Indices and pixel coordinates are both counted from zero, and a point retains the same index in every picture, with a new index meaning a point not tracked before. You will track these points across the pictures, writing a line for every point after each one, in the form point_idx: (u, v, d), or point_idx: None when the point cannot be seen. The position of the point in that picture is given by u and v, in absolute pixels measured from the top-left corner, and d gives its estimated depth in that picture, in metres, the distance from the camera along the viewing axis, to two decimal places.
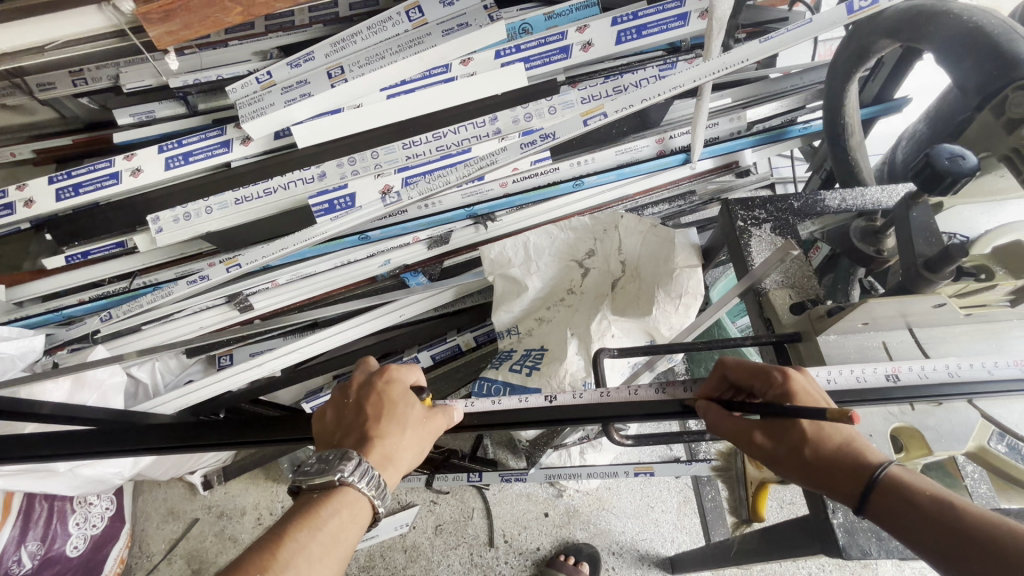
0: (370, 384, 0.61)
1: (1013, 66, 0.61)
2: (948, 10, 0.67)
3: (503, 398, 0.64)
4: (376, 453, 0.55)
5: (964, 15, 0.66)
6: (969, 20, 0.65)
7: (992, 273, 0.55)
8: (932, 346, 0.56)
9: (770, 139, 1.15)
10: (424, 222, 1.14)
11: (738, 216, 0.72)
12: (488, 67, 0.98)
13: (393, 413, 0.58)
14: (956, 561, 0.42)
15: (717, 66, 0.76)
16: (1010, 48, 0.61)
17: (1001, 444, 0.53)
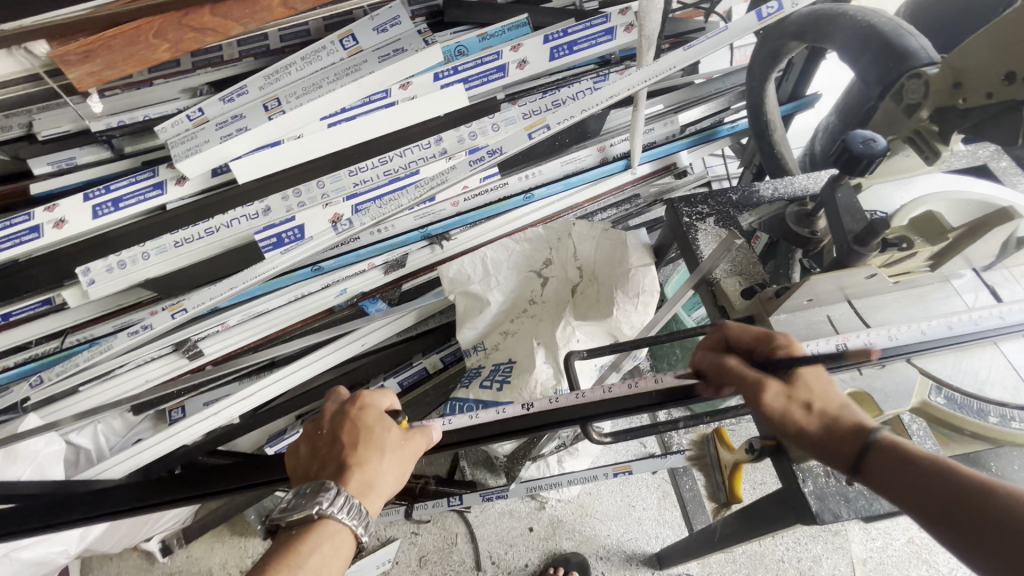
0: (343, 412, 0.59)
1: (905, 57, 0.67)
2: (844, 13, 0.74)
3: (480, 412, 0.64)
4: (356, 481, 0.54)
5: (857, 15, 0.74)
6: (860, 20, 0.72)
7: (912, 242, 0.57)
8: (870, 315, 0.60)
9: (702, 139, 1.23)
10: (378, 247, 1.12)
11: (683, 213, 0.76)
12: (428, 90, 0.99)
13: (371, 439, 0.56)
14: (950, 516, 0.44)
15: (648, 74, 0.81)
16: (900, 42, 0.68)
17: (941, 396, 0.57)
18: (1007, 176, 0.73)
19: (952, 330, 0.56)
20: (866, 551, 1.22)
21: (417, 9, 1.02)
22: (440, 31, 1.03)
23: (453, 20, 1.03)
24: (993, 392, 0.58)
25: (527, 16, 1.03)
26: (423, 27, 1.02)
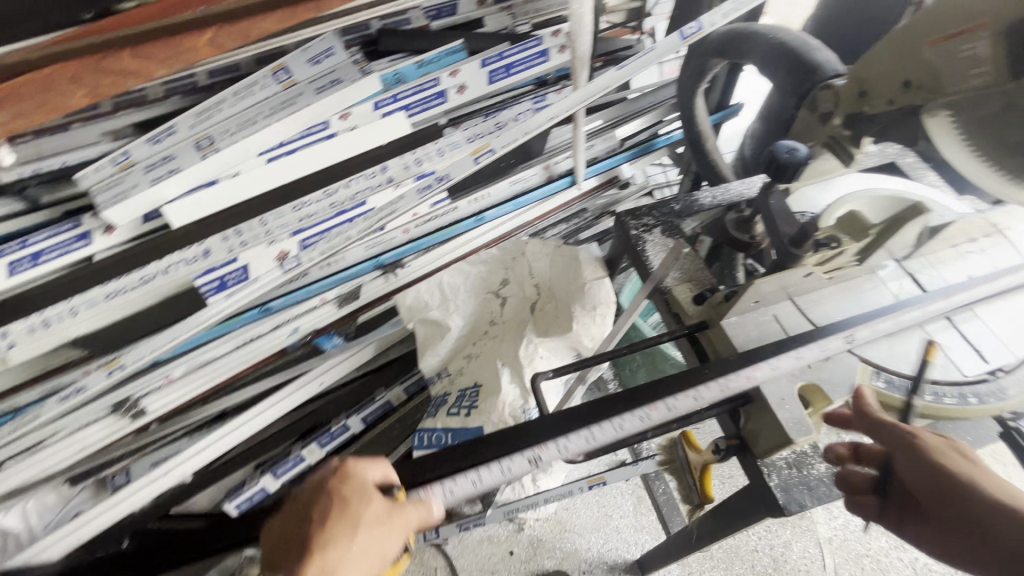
0: (326, 483, 0.57)
1: (815, 70, 0.72)
2: (756, 30, 0.80)
3: (481, 475, 0.56)
4: (316, 565, 0.50)
5: (769, 33, 0.79)
6: (773, 37, 0.78)
7: (840, 240, 0.61)
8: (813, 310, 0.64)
9: (641, 152, 1.28)
10: (330, 281, 1.09)
11: (631, 225, 0.78)
12: (368, 119, 0.98)
13: (346, 513, 0.54)
14: None
15: (584, 95, 0.84)
16: (810, 56, 0.74)
17: (881, 380, 0.60)
18: (913, 171, 0.80)
19: (888, 317, 0.60)
20: (831, 530, 1.28)
21: (351, 39, 1.00)
22: (376, 60, 1.02)
23: (388, 49, 1.03)
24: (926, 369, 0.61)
25: (462, 41, 1.03)
26: (359, 57, 1.00)
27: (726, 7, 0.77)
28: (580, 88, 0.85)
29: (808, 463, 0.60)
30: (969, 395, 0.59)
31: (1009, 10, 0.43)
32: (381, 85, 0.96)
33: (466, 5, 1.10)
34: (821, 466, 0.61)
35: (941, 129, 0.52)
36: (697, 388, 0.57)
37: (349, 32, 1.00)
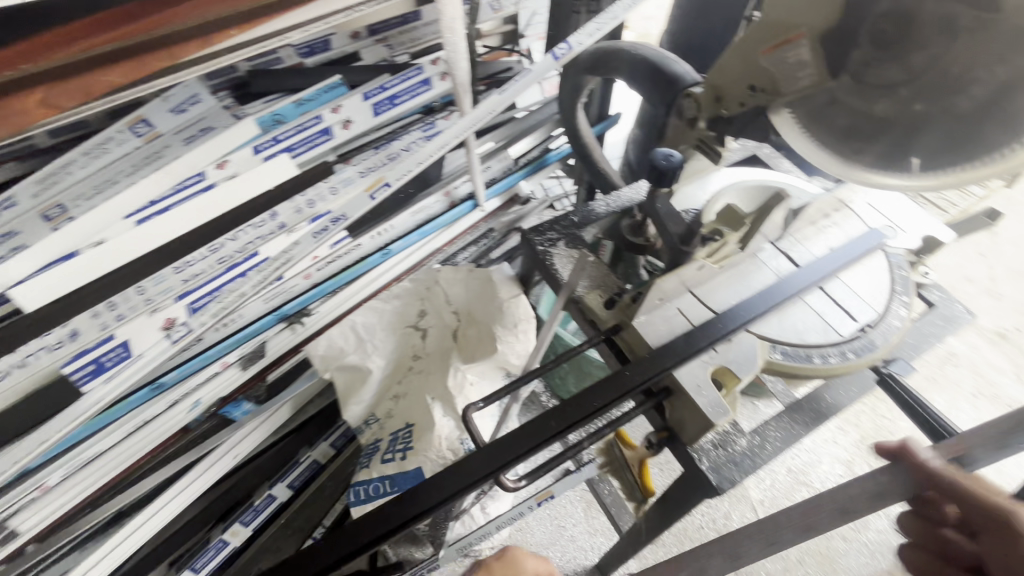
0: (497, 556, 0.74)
1: (676, 80, 0.79)
2: (618, 47, 0.86)
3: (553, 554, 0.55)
4: None
5: (633, 50, 0.85)
6: (639, 54, 0.83)
7: (722, 233, 0.67)
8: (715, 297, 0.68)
9: (535, 168, 1.33)
10: (228, 343, 1.00)
11: (536, 242, 0.80)
12: (250, 165, 0.91)
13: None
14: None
15: (471, 121, 0.87)
16: (670, 66, 0.80)
17: (777, 352, 0.62)
18: (770, 160, 0.90)
19: (776, 290, 0.63)
20: (762, 492, 1.38)
21: (217, 83, 0.96)
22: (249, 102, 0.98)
23: (261, 90, 1.00)
24: (812, 335, 0.64)
25: (341, 77, 1.02)
26: (229, 101, 0.96)
27: (589, 28, 0.83)
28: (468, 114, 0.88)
29: (733, 439, 0.62)
30: (848, 351, 0.62)
31: (823, 19, 0.49)
32: (259, 128, 0.91)
33: (340, 39, 1.10)
34: (743, 440, 0.62)
35: (784, 125, 0.57)
36: (625, 393, 0.58)
37: (214, 76, 0.97)
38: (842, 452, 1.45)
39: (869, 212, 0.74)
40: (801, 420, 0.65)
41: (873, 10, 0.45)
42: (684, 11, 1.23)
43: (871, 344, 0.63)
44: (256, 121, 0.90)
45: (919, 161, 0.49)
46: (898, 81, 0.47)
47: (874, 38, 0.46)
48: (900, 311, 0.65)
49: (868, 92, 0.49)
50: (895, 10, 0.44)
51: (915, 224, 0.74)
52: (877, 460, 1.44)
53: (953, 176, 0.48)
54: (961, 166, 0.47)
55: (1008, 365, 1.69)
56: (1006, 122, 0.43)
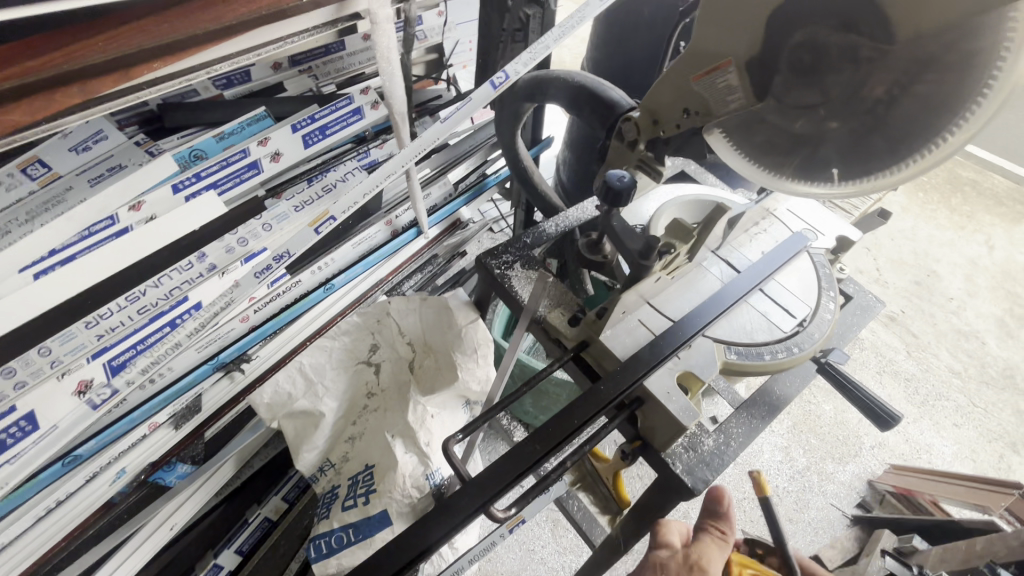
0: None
1: (612, 106, 0.80)
2: (553, 74, 0.89)
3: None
4: None
5: (569, 77, 0.87)
6: (575, 81, 0.85)
7: (674, 247, 0.65)
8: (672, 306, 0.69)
9: (475, 193, 1.34)
10: (157, 402, 0.91)
11: (492, 265, 0.80)
12: (168, 206, 0.85)
13: None
14: None
15: (414, 151, 0.85)
16: (604, 95, 0.81)
17: (732, 352, 0.65)
18: (698, 176, 0.97)
19: (727, 293, 0.67)
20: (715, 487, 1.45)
21: (124, 119, 0.94)
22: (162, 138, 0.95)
23: (176, 124, 0.96)
24: (760, 335, 0.68)
25: (265, 109, 0.99)
26: (140, 137, 0.94)
27: (524, 56, 0.86)
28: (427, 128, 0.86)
29: (700, 441, 0.65)
30: (793, 346, 0.67)
31: (746, 49, 0.54)
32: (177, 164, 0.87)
33: (261, 71, 1.06)
34: (709, 440, 0.66)
35: (719, 145, 0.63)
36: (601, 408, 0.59)
37: (121, 111, 0.94)
38: (778, 439, 1.57)
39: (791, 218, 0.82)
40: (756, 413, 0.69)
41: (788, 41, 0.51)
42: (604, 40, 1.31)
43: (811, 336, 0.68)
44: (173, 157, 0.87)
45: (841, 170, 0.54)
46: (814, 103, 0.52)
47: (793, 66, 0.51)
48: (829, 305, 0.72)
49: (788, 112, 0.55)
50: (805, 41, 0.49)
51: (831, 225, 0.82)
52: (808, 443, 1.57)
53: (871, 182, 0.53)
54: (877, 173, 0.52)
55: (901, 343, 1.92)
56: (911, 130, 0.48)
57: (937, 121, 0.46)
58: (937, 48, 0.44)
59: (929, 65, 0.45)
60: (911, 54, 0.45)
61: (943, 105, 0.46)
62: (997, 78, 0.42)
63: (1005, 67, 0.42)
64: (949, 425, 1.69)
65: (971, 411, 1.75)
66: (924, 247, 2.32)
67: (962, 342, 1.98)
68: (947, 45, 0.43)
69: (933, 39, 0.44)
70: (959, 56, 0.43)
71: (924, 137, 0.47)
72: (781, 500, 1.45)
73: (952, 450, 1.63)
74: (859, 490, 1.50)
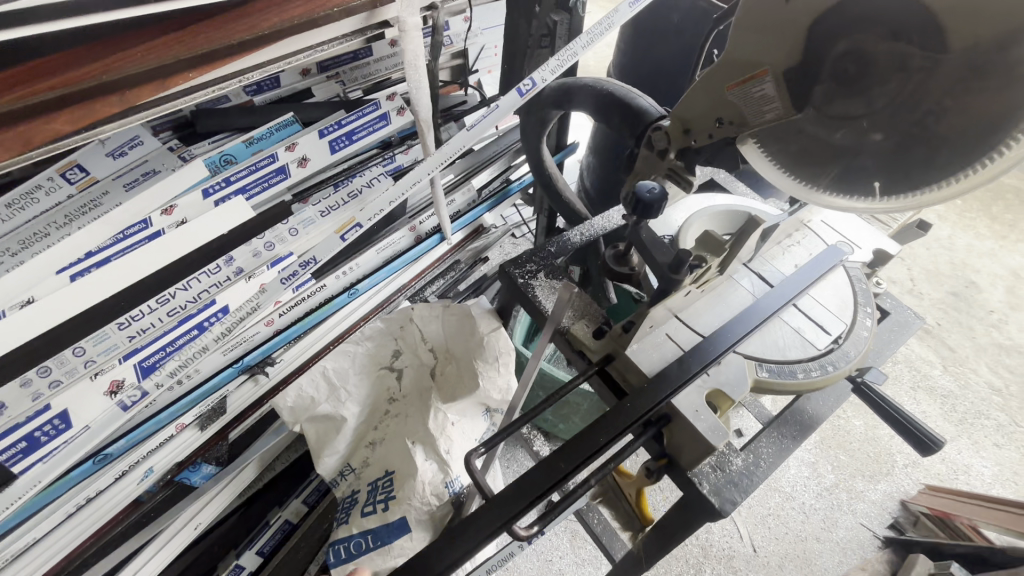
0: None
1: (642, 113, 0.76)
2: (581, 81, 0.86)
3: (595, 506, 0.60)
4: None
5: (599, 85, 0.83)
6: (605, 88, 0.82)
7: (704, 259, 0.62)
8: (701, 320, 0.67)
9: (498, 200, 1.33)
10: (183, 404, 0.92)
11: (516, 274, 0.79)
12: (200, 210, 0.87)
13: None
14: None
15: (441, 158, 0.85)
16: (633, 103, 0.77)
17: (765, 370, 0.62)
18: (727, 184, 0.95)
19: (759, 307, 0.65)
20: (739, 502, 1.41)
21: (159, 125, 0.95)
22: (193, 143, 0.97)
23: (207, 130, 0.98)
24: (793, 351, 0.65)
25: (293, 115, 1.00)
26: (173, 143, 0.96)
27: (551, 64, 0.85)
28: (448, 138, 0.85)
29: (729, 460, 0.63)
30: (827, 364, 0.64)
31: (785, 58, 0.52)
32: (207, 169, 0.89)
33: (290, 76, 1.08)
34: (738, 460, 0.64)
35: (752, 153, 0.61)
36: (628, 426, 0.57)
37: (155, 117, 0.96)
38: (806, 455, 1.52)
39: (826, 230, 0.79)
40: (787, 432, 0.66)
41: (833, 49, 0.49)
42: (631, 46, 1.29)
43: (848, 354, 0.65)
44: (204, 162, 0.89)
45: (884, 184, 0.52)
46: (859, 114, 0.50)
47: (836, 76, 0.50)
48: (866, 321, 0.68)
49: (830, 122, 0.52)
50: (851, 50, 0.48)
51: (868, 238, 0.79)
52: (837, 459, 1.52)
53: (914, 198, 0.50)
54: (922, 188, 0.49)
55: (937, 357, 1.84)
56: (962, 148, 0.45)
57: (989, 139, 0.44)
58: (994, 61, 0.41)
59: (986, 80, 0.42)
60: (964, 65, 0.43)
61: (997, 122, 0.43)
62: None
63: None
64: (990, 445, 1.60)
65: (1014, 431, 1.66)
66: (964, 257, 2.23)
67: (1003, 358, 1.90)
68: (1002, 57, 0.41)
69: (989, 52, 0.41)
70: (1015, 71, 0.41)
71: (976, 153, 0.45)
72: (809, 518, 1.40)
73: (992, 471, 1.55)
74: (891, 510, 1.44)
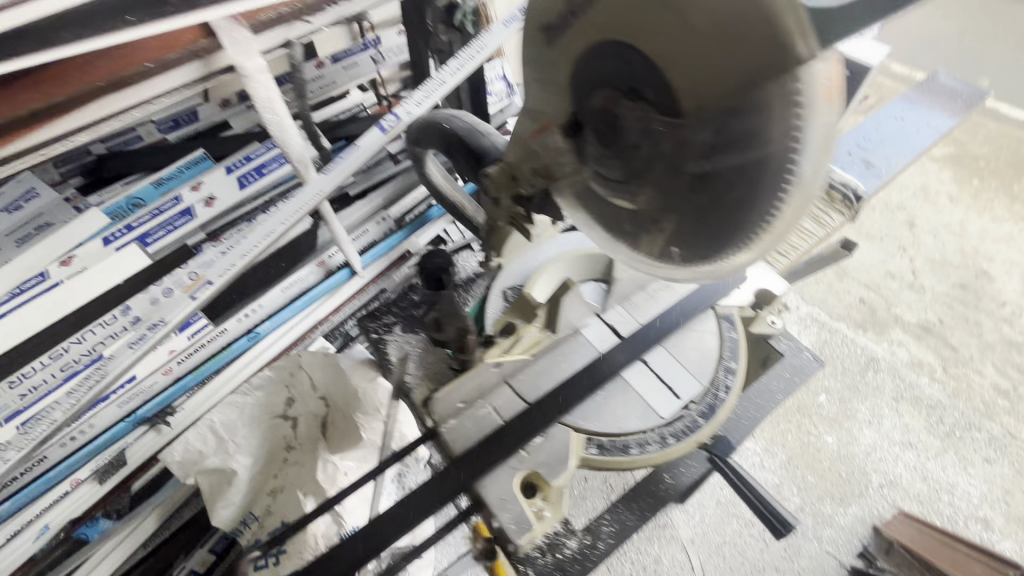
0: None
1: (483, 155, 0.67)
2: (434, 116, 0.74)
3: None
4: None
5: (447, 122, 0.72)
6: (452, 122, 0.71)
7: (517, 326, 0.66)
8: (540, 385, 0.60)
9: (417, 228, 1.24)
10: (77, 459, 0.92)
11: (371, 329, 0.74)
12: (98, 258, 0.86)
13: None
14: None
15: (298, 203, 0.83)
16: (474, 140, 0.69)
17: (592, 447, 0.59)
18: None
19: (593, 375, 0.60)
20: (691, 530, 1.33)
21: (67, 169, 0.93)
22: (98, 189, 0.94)
23: (116, 172, 0.95)
24: (633, 421, 0.61)
25: (204, 151, 0.99)
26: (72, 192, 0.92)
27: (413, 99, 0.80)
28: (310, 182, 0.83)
29: (563, 542, 0.59)
30: (668, 436, 0.61)
31: (562, 110, 0.46)
32: (108, 218, 0.87)
33: (208, 110, 1.06)
34: (573, 542, 0.59)
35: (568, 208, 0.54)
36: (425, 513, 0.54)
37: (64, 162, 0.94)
38: (770, 477, 1.42)
39: None
40: (637, 508, 0.62)
41: (588, 104, 0.42)
42: None
43: (694, 423, 0.61)
44: (103, 211, 0.87)
45: (684, 249, 0.43)
46: (627, 177, 0.43)
47: (596, 133, 0.43)
48: (725, 380, 0.63)
49: (616, 186, 0.45)
50: (602, 109, 0.41)
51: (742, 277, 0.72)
52: (804, 482, 1.42)
53: (715, 268, 0.42)
54: (724, 256, 0.40)
55: (933, 360, 1.69)
56: (741, 207, 0.37)
57: (756, 197, 0.36)
58: (726, 111, 0.34)
59: (731, 136, 0.35)
60: (704, 126, 0.36)
61: (760, 184, 0.35)
62: (803, 144, 0.32)
63: (805, 120, 0.32)
64: (979, 461, 1.48)
65: (1008, 445, 1.52)
66: (975, 243, 2.03)
67: (1014, 356, 1.75)
68: (739, 115, 0.34)
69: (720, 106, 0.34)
70: (753, 130, 0.34)
71: (752, 216, 0.37)
72: (767, 546, 1.32)
73: (979, 491, 1.43)
74: (862, 536, 1.34)
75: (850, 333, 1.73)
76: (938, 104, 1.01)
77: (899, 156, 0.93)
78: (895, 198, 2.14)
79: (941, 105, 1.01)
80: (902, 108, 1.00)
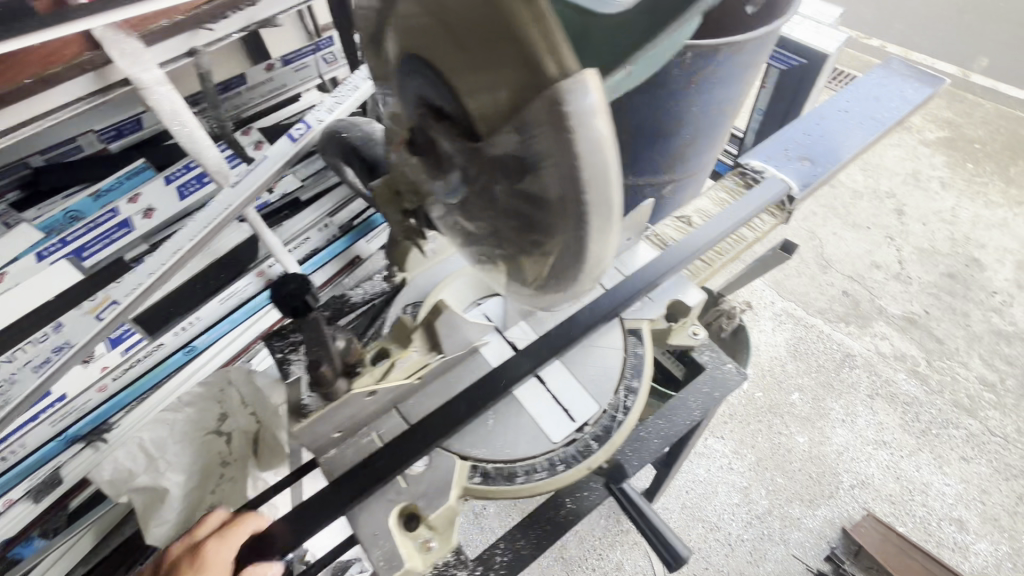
0: None
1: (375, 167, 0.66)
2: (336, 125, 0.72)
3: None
4: None
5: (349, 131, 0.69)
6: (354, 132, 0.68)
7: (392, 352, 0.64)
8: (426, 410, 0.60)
9: (363, 231, 1.22)
10: (8, 479, 0.90)
11: (275, 345, 0.71)
12: (31, 273, 0.81)
13: None
14: None
15: (202, 222, 0.78)
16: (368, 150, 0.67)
17: (476, 476, 0.63)
18: None
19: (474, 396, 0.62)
20: None
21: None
22: (35, 204, 0.86)
23: (51, 186, 0.87)
24: (522, 447, 0.65)
25: (144, 160, 0.93)
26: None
27: None
28: (220, 196, 0.80)
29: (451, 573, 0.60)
30: (555, 461, 0.64)
31: (402, 126, 0.42)
32: (41, 232, 0.83)
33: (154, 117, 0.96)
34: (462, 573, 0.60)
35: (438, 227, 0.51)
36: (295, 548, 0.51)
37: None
38: (739, 479, 1.39)
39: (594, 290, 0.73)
40: (532, 537, 0.66)
41: (413, 123, 0.39)
42: None
43: (586, 447, 0.65)
44: (35, 226, 0.82)
45: (551, 269, 0.40)
46: (461, 197, 0.41)
47: (429, 154, 0.40)
48: (624, 402, 0.68)
49: (463, 206, 0.42)
50: (423, 131, 0.38)
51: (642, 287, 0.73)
52: (773, 483, 1.38)
53: (578, 285, 0.39)
54: (565, 273, 0.39)
55: (915, 355, 1.64)
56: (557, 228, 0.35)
57: (564, 220, 0.34)
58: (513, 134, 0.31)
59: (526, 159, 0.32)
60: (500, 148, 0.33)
61: (561, 207, 0.33)
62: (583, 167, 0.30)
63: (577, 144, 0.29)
64: (956, 459, 1.44)
65: (987, 442, 1.48)
66: (966, 231, 1.95)
67: (1001, 348, 1.68)
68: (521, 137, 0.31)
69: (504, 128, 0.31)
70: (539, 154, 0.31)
71: (567, 238, 0.35)
72: (732, 550, 1.29)
73: (955, 491, 1.39)
74: (830, 539, 1.31)
75: (828, 328, 1.68)
76: (886, 96, 0.98)
77: (838, 153, 0.90)
78: (883, 185, 2.07)
79: (887, 99, 0.98)
80: (848, 101, 0.98)
